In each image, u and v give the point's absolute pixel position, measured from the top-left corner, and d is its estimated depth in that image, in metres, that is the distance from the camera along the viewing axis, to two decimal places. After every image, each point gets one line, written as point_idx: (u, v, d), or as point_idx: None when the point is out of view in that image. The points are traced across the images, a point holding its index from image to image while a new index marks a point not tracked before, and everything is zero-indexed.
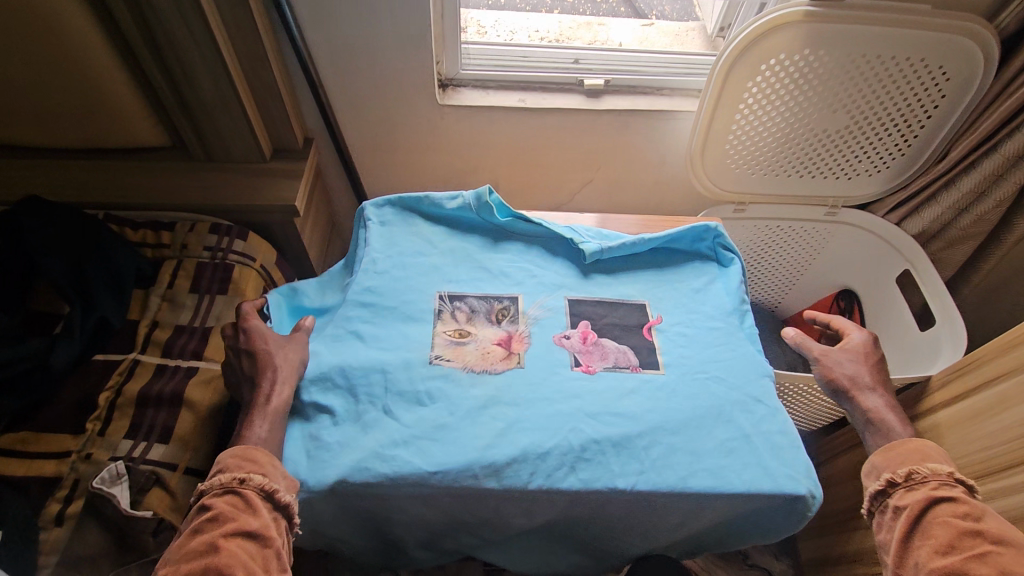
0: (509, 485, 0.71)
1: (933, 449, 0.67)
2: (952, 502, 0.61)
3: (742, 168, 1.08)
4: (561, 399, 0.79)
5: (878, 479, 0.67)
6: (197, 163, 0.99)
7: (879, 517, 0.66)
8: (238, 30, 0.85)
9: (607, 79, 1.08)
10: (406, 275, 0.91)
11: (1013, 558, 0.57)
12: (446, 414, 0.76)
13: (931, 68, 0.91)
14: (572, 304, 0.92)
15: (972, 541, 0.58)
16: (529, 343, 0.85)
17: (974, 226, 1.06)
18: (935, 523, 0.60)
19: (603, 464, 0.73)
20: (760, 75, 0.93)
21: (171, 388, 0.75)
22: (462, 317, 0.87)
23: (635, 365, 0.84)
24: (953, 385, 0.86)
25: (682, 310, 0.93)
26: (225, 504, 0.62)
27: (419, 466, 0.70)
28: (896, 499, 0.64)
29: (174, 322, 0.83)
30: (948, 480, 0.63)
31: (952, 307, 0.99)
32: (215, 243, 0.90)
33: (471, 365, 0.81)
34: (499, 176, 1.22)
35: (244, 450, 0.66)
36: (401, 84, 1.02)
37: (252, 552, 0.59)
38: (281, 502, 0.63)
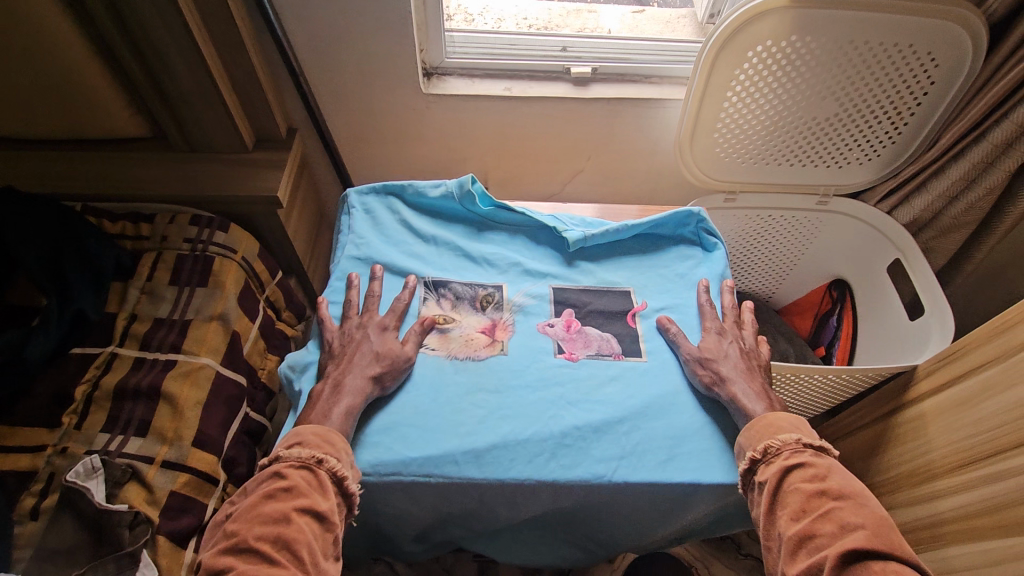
0: (490, 472, 0.71)
1: (781, 420, 0.72)
2: (802, 468, 0.67)
3: (731, 156, 1.07)
4: (543, 386, 0.79)
5: (744, 457, 0.71)
6: (179, 153, 0.98)
7: (752, 495, 0.70)
8: (215, 17, 0.83)
9: (595, 67, 1.07)
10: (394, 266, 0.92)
11: (852, 510, 0.62)
12: (425, 404, 0.76)
13: (919, 54, 0.90)
14: (557, 292, 0.93)
15: (818, 502, 0.63)
16: (512, 330, 0.86)
17: (964, 214, 1.05)
18: (790, 491, 0.65)
19: (583, 450, 0.73)
20: (747, 62, 0.92)
21: (149, 380, 0.75)
22: (447, 304, 0.88)
23: (617, 353, 0.85)
24: (939, 373, 0.85)
25: (667, 295, 0.94)
26: (300, 479, 0.64)
27: (401, 455, 0.70)
28: (760, 475, 0.69)
29: (153, 315, 0.82)
30: (797, 447, 0.69)
31: (940, 296, 0.98)
32: (195, 235, 0.88)
33: (454, 353, 0.82)
34: (489, 166, 1.21)
35: (324, 430, 0.67)
36: (384, 72, 1.00)
37: (316, 534, 0.60)
38: (347, 489, 0.65)
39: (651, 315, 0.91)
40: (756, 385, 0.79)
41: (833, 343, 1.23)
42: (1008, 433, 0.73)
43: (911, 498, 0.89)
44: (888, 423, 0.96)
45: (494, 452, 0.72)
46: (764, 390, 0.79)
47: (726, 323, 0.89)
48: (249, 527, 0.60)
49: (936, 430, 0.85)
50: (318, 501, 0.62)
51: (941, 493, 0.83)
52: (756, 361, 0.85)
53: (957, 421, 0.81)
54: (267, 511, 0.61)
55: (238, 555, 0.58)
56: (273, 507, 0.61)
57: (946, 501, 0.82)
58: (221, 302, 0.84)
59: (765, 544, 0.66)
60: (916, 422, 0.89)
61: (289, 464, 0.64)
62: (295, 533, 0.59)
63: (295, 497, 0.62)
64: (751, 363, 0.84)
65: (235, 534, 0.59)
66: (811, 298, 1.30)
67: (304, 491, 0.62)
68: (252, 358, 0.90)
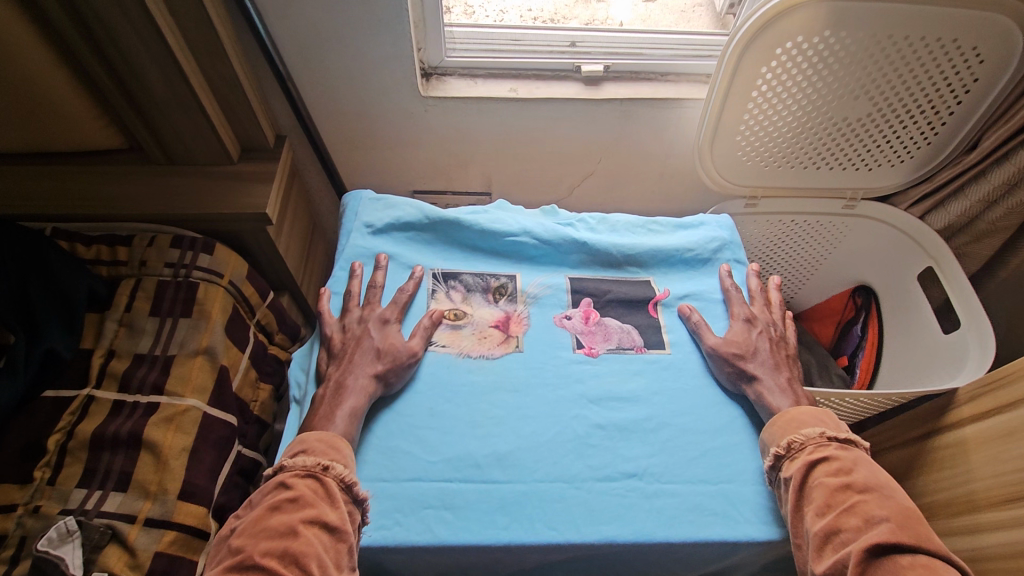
0: (515, 475, 0.71)
1: (805, 414, 0.72)
2: (827, 462, 0.66)
3: (754, 161, 1.00)
4: (565, 383, 0.81)
5: (769, 454, 0.71)
6: (158, 167, 0.91)
7: (778, 491, 0.69)
8: (190, 21, 0.76)
9: (607, 65, 0.99)
10: (409, 258, 0.92)
11: (877, 503, 0.61)
12: (442, 402, 0.77)
13: (963, 49, 0.82)
14: (574, 282, 0.93)
15: (843, 496, 0.62)
16: (527, 326, 0.87)
17: (1004, 220, 0.98)
18: (815, 487, 0.64)
19: (611, 449, 0.75)
20: (775, 60, 0.85)
21: (129, 427, 0.68)
22: (457, 298, 0.89)
23: (640, 346, 0.86)
24: (999, 391, 0.77)
25: (691, 283, 0.95)
26: (306, 487, 0.61)
27: (421, 456, 0.71)
28: (783, 470, 0.68)
29: (133, 351, 0.75)
30: (822, 441, 0.68)
31: (977, 307, 0.92)
32: (177, 259, 0.81)
33: (467, 350, 0.83)
34: (492, 172, 1.13)
35: (330, 438, 0.66)
36: (379, 74, 0.92)
37: (325, 545, 0.57)
38: (357, 495, 0.63)
39: (674, 304, 0.92)
40: (783, 377, 0.80)
41: (857, 352, 1.15)
42: None
43: (946, 530, 0.83)
44: (920, 446, 0.90)
45: (517, 453, 0.73)
46: (791, 384, 0.79)
47: (755, 308, 0.90)
48: (256, 540, 0.57)
49: (979, 459, 0.79)
50: (327, 510, 0.59)
51: (984, 527, 0.77)
52: (785, 349, 0.86)
53: (1005, 452, 0.75)
54: (271, 522, 0.58)
55: (240, 570, 0.54)
56: (279, 520, 0.58)
57: (987, 535, 0.76)
58: (206, 334, 0.77)
59: (794, 543, 0.64)
60: (956, 448, 0.83)
61: (294, 473, 0.62)
62: (303, 546, 0.56)
63: (303, 507, 0.59)
64: (778, 350, 0.84)
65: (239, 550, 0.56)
66: (832, 304, 1.22)
67: (310, 500, 0.60)
68: (242, 392, 0.83)
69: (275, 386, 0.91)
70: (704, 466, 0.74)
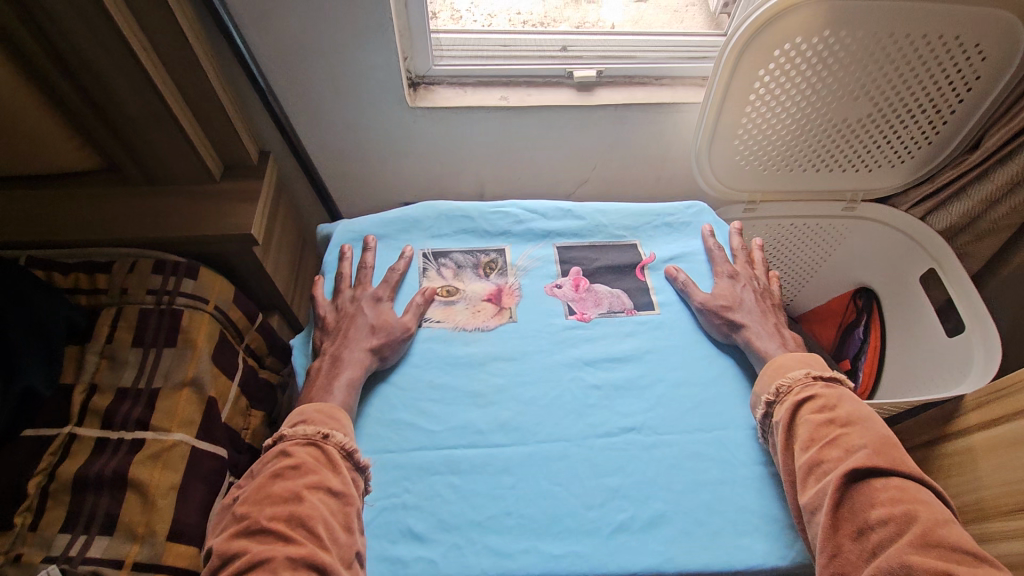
0: (516, 438, 0.69)
1: (791, 360, 0.70)
2: (811, 401, 0.65)
3: (752, 164, 0.98)
4: (558, 349, 0.77)
5: (760, 403, 0.69)
6: (137, 187, 0.88)
7: (769, 438, 0.67)
8: (162, 36, 0.73)
9: (600, 70, 0.96)
10: (396, 241, 0.87)
11: (859, 434, 0.60)
12: (440, 375, 0.74)
13: (966, 46, 0.80)
14: (562, 251, 0.88)
15: (827, 430, 0.61)
16: (520, 296, 0.83)
17: (1006, 218, 0.96)
18: (802, 424, 0.63)
19: (607, 407, 0.72)
20: (773, 62, 0.82)
21: (114, 466, 0.66)
22: (449, 274, 0.84)
23: (629, 308, 0.82)
24: (1012, 398, 0.74)
25: (675, 244, 0.90)
26: (307, 456, 0.59)
27: (425, 428, 0.69)
28: (774, 414, 0.67)
29: (115, 385, 0.72)
30: (807, 380, 0.67)
31: (983, 311, 0.90)
32: (160, 285, 0.78)
33: (462, 324, 0.79)
34: (484, 180, 1.10)
35: (329, 408, 0.65)
36: (366, 90, 0.90)
37: (331, 509, 0.56)
38: (359, 463, 0.62)
39: (660, 267, 0.87)
40: (770, 324, 0.78)
41: (859, 355, 1.14)
42: None
43: None
44: (930, 452, 0.86)
45: (519, 418, 0.71)
46: (778, 328, 0.78)
47: (738, 266, 0.86)
48: (259, 507, 0.55)
49: (988, 467, 0.76)
50: (329, 477, 0.58)
51: (994, 536, 0.74)
52: (770, 300, 0.83)
53: (1014, 461, 0.72)
54: (275, 489, 0.56)
55: (248, 535, 0.53)
56: (283, 486, 0.56)
57: (999, 545, 0.73)
58: (191, 365, 0.74)
59: (786, 479, 0.63)
60: (964, 455, 0.80)
61: (295, 442, 0.61)
62: (309, 510, 0.54)
63: (306, 474, 0.57)
64: (763, 301, 0.82)
65: (244, 516, 0.54)
66: (833, 306, 1.20)
67: (312, 466, 0.58)
68: (232, 421, 0.80)
69: (268, 412, 0.88)
70: (698, 416, 0.72)
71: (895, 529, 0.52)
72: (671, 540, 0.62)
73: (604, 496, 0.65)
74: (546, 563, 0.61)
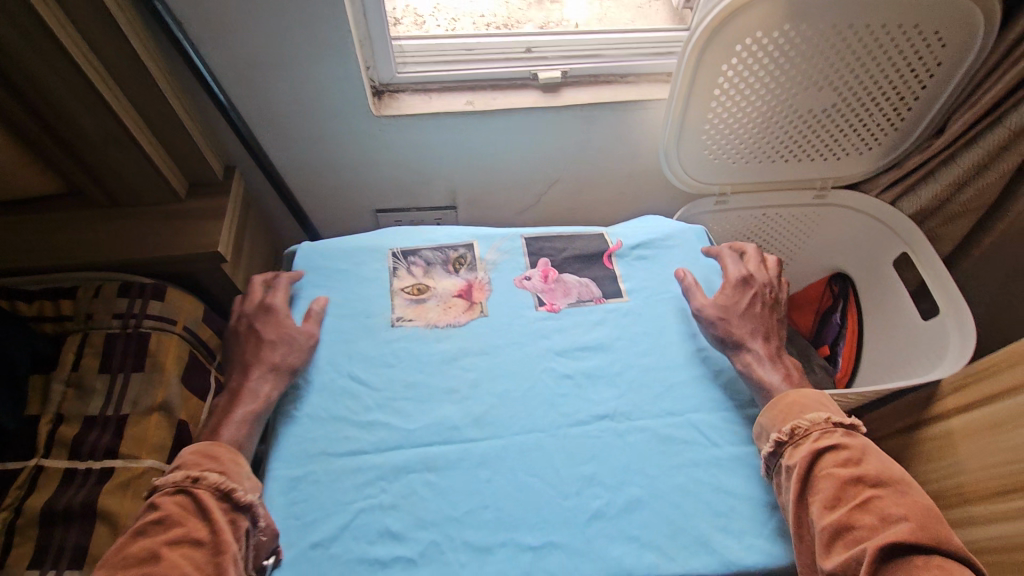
0: (492, 432, 0.61)
1: (811, 396, 0.59)
2: (834, 451, 0.54)
3: (721, 157, 0.98)
4: (528, 339, 0.68)
5: (768, 439, 0.58)
6: (101, 210, 0.86)
7: (775, 479, 0.56)
8: (120, 59, 0.72)
9: (564, 71, 0.96)
10: (345, 246, 0.76)
11: (895, 499, 0.50)
12: (416, 372, 0.66)
13: (924, 33, 0.81)
14: (531, 242, 0.78)
15: (855, 490, 0.51)
16: (490, 291, 0.73)
17: (976, 200, 0.96)
18: (822, 477, 0.53)
19: (580, 395, 0.64)
20: (735, 57, 0.82)
21: (81, 498, 0.64)
22: (418, 272, 0.74)
23: (599, 296, 0.72)
24: (1016, 371, 0.71)
25: (640, 229, 0.80)
26: (174, 505, 0.50)
27: (399, 426, 0.61)
28: (786, 458, 0.55)
29: (81, 414, 0.70)
30: (829, 426, 0.56)
31: (958, 295, 0.90)
32: (125, 308, 0.77)
33: (434, 322, 0.70)
34: (457, 185, 1.09)
35: (208, 446, 0.55)
36: (329, 99, 0.89)
37: (199, 562, 0.48)
38: (240, 502, 0.52)
39: (629, 255, 0.77)
40: (774, 346, 0.66)
41: (838, 339, 1.14)
42: None
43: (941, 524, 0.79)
44: (908, 439, 0.86)
45: (494, 411, 0.62)
46: (781, 352, 0.66)
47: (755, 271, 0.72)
48: (115, 571, 0.47)
49: (969, 452, 0.76)
50: (198, 526, 0.49)
51: (977, 520, 0.73)
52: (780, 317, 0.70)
53: (991, 446, 0.73)
54: (132, 549, 0.48)
55: None
56: (144, 544, 0.48)
57: (981, 529, 0.72)
58: (161, 389, 0.73)
59: (795, 534, 0.53)
60: (942, 440, 0.80)
61: (163, 490, 0.52)
62: (167, 571, 0.46)
63: (169, 528, 0.49)
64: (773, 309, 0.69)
65: None
66: (811, 293, 1.20)
67: (179, 518, 0.49)
68: None
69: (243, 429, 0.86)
70: (683, 398, 0.64)
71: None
72: (648, 525, 0.55)
73: (579, 484, 0.57)
74: (525, 557, 0.53)
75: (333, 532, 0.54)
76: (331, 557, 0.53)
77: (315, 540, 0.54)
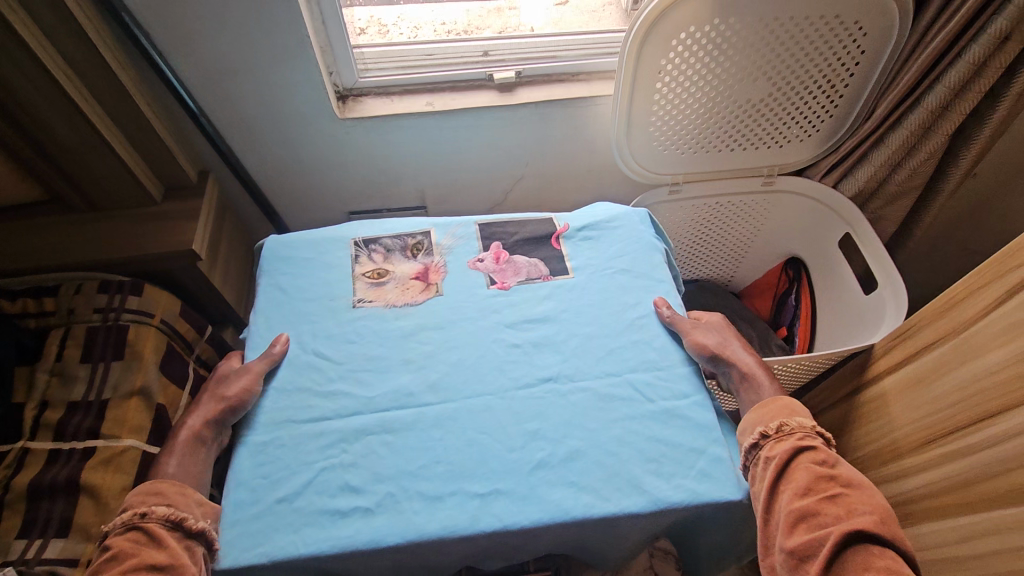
0: (445, 396, 0.67)
1: (799, 405, 0.63)
2: (813, 450, 0.58)
3: (669, 147, 1.04)
4: (481, 314, 0.74)
5: (749, 435, 0.62)
6: (82, 214, 0.91)
7: (750, 470, 0.60)
8: (94, 70, 0.77)
9: (518, 71, 1.02)
10: (312, 237, 0.82)
11: (862, 496, 0.54)
12: (376, 347, 0.71)
13: (846, 24, 0.87)
14: (484, 228, 0.84)
15: (827, 485, 0.55)
16: (446, 273, 0.79)
17: (909, 180, 1.03)
18: (799, 469, 0.57)
19: (526, 362, 0.70)
20: (672, 51, 0.89)
21: (65, 473, 0.69)
22: (379, 258, 0.80)
23: (547, 274, 0.79)
24: (933, 325, 0.75)
25: (587, 212, 0.86)
26: (126, 542, 0.52)
27: (359, 395, 0.67)
28: (766, 450, 0.59)
29: (66, 400, 0.75)
30: (812, 432, 0.60)
31: (892, 268, 0.96)
32: (105, 303, 0.82)
33: (392, 302, 0.75)
34: (424, 184, 1.15)
35: (153, 484, 0.57)
36: (295, 102, 0.94)
37: None
38: (193, 529, 0.54)
39: (576, 236, 0.83)
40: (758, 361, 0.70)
41: (794, 322, 1.21)
42: (966, 409, 0.69)
43: (878, 479, 0.84)
44: (850, 403, 0.92)
45: (447, 378, 0.68)
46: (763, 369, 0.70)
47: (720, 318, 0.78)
48: None
49: (898, 409, 0.81)
50: (153, 554, 0.52)
51: (908, 471, 0.79)
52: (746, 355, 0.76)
53: (917, 399, 0.77)
54: None
55: None
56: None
57: (911, 478, 0.78)
58: (140, 375, 0.78)
59: (761, 518, 0.56)
60: (877, 400, 0.85)
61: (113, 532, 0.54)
62: None
63: (124, 560, 0.51)
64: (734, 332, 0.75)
65: None
66: (768, 279, 1.28)
67: (132, 551, 0.51)
68: None
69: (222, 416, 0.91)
70: (621, 360, 0.70)
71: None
72: (585, 471, 0.61)
73: (524, 439, 0.63)
74: (472, 503, 0.59)
75: (297, 489, 0.60)
76: (294, 509, 0.58)
77: (280, 496, 0.59)
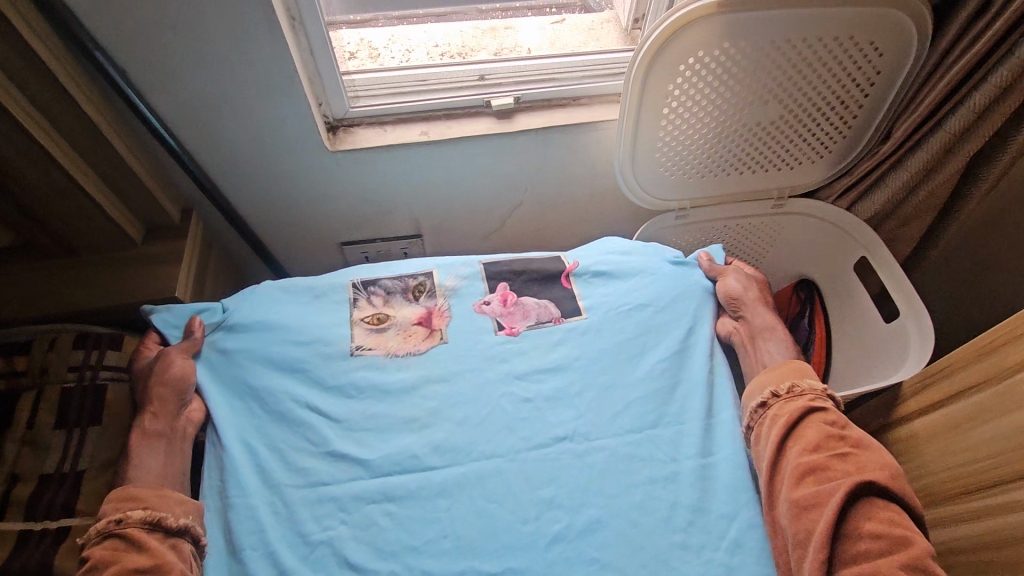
0: (451, 459, 0.65)
1: (810, 370, 0.71)
2: (824, 412, 0.65)
3: (676, 173, 0.99)
4: (488, 363, 0.73)
5: (757, 397, 0.70)
6: (55, 261, 0.85)
7: (757, 428, 0.67)
8: (63, 110, 0.72)
9: (516, 97, 0.97)
10: (309, 282, 0.80)
11: (870, 456, 0.61)
12: (376, 403, 0.70)
13: (861, 44, 0.82)
14: (489, 267, 0.83)
15: (836, 443, 0.62)
16: (450, 316, 0.78)
17: (926, 202, 0.99)
18: (808, 428, 0.64)
19: (538, 421, 0.68)
20: (680, 76, 0.84)
21: (37, 558, 0.63)
22: (379, 302, 0.79)
23: (558, 317, 0.78)
24: (973, 369, 0.71)
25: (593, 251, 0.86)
26: (105, 548, 0.56)
27: (358, 457, 0.65)
28: (776, 409, 0.67)
29: (37, 472, 0.70)
30: (822, 395, 0.68)
31: (915, 298, 0.92)
32: (80, 360, 0.77)
33: (394, 350, 0.74)
34: (418, 215, 1.10)
35: (126, 490, 0.60)
36: (282, 134, 0.89)
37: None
38: (171, 528, 0.58)
39: (586, 273, 0.83)
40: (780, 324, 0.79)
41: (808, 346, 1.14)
42: (1015, 461, 0.65)
43: None
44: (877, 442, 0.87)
45: (454, 439, 0.67)
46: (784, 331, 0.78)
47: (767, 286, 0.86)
48: None
49: (932, 453, 0.76)
50: (135, 557, 0.55)
51: (944, 522, 0.74)
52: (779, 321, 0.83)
53: (952, 445, 0.73)
54: None
55: None
56: None
57: (949, 529, 0.73)
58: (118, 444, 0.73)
59: (769, 472, 0.63)
60: (907, 443, 0.80)
61: (92, 540, 0.57)
62: None
63: (107, 564, 0.54)
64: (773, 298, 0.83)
65: None
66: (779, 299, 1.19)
67: (113, 556, 0.55)
68: None
69: None
70: (631, 417, 0.69)
71: (886, 544, 0.54)
72: (604, 545, 0.59)
73: (538, 509, 0.62)
74: None
75: (292, 564, 0.59)
76: None
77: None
